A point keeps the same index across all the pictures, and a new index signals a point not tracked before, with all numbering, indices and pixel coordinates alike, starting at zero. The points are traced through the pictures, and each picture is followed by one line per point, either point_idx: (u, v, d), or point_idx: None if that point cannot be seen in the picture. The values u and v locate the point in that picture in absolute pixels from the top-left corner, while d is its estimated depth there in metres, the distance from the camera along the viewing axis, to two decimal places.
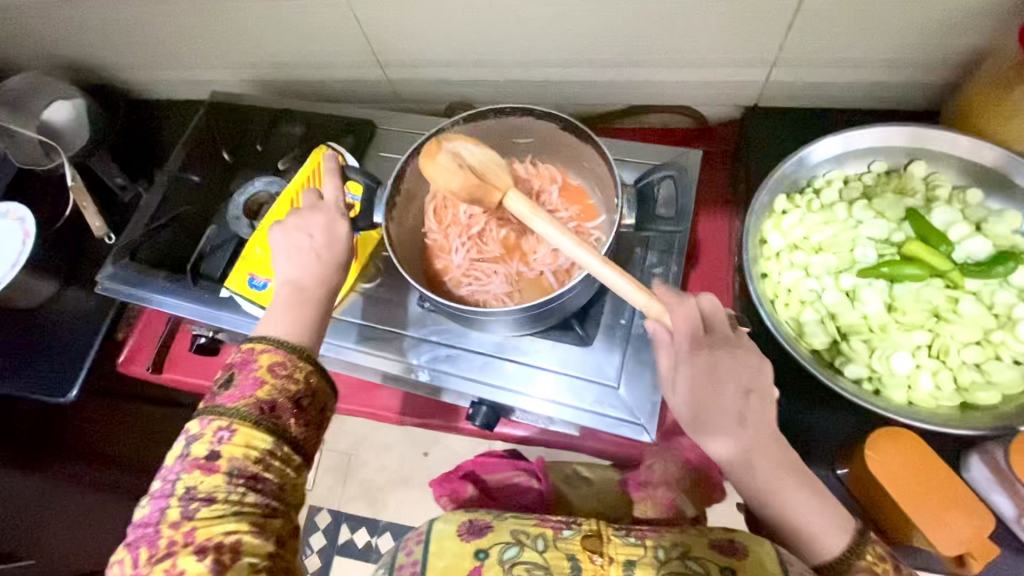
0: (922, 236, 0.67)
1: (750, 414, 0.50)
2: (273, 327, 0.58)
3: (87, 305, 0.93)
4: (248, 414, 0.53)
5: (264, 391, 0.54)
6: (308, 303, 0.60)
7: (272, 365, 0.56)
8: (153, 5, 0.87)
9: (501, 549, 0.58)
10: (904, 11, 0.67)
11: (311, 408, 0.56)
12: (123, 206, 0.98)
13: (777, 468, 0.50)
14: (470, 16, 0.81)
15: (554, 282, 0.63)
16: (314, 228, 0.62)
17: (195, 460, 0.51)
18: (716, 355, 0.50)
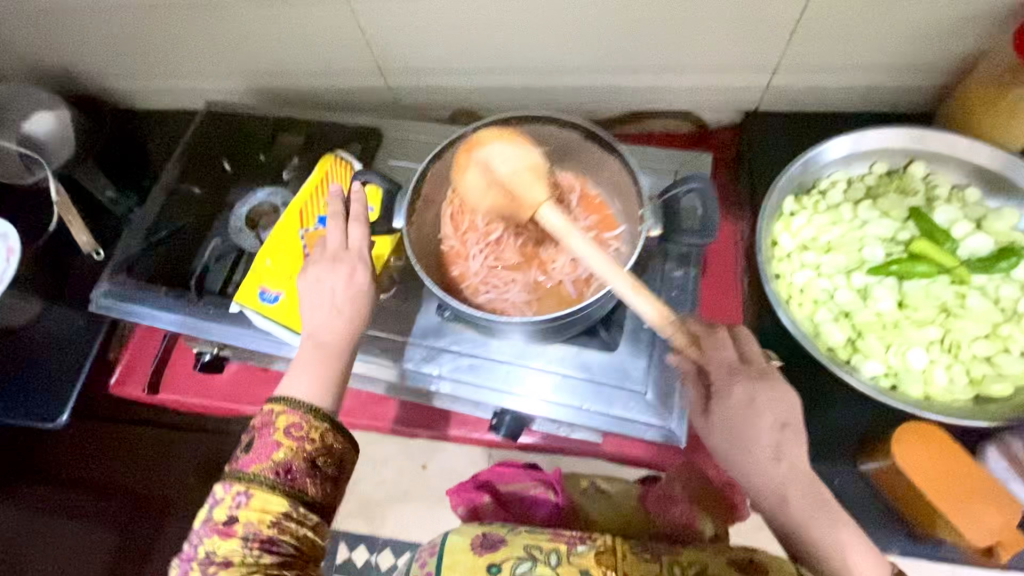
0: (929, 234, 0.68)
1: (787, 448, 0.48)
2: (295, 387, 0.57)
3: (74, 325, 0.88)
4: (265, 478, 0.52)
5: (280, 454, 0.53)
6: (329, 356, 0.58)
7: (288, 426, 0.55)
8: (144, 12, 0.84)
9: (513, 564, 0.64)
10: (903, 16, 0.69)
11: (327, 467, 0.55)
12: (113, 221, 0.94)
13: (818, 503, 0.47)
14: (474, 23, 0.81)
15: (574, 292, 0.61)
16: (335, 279, 0.60)
17: (216, 525, 0.51)
18: (753, 388, 0.50)
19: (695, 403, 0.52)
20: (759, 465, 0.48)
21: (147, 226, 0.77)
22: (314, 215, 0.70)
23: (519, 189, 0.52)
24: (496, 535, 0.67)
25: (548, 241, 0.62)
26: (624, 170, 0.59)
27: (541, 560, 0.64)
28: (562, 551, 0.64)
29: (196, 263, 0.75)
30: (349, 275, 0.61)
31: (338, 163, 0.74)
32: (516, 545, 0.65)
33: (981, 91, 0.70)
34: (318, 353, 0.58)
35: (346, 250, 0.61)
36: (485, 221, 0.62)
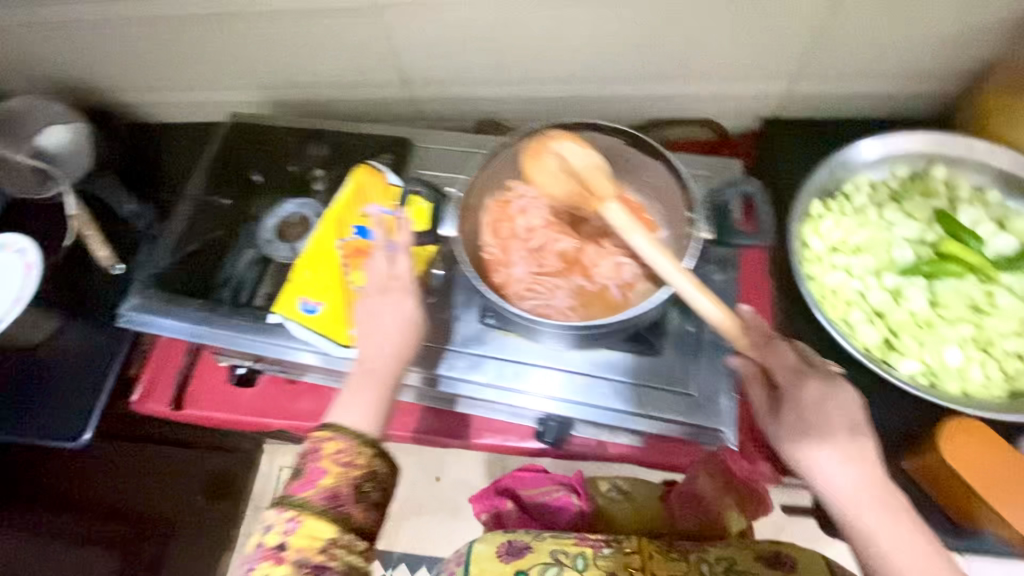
0: (956, 235, 0.70)
1: (862, 452, 0.48)
2: (346, 413, 0.55)
3: (94, 340, 0.85)
4: (313, 505, 0.51)
5: (327, 481, 0.51)
6: (378, 380, 0.57)
7: (335, 452, 0.52)
8: (168, 24, 0.84)
9: (541, 569, 0.66)
10: (926, 24, 0.71)
11: (374, 493, 0.53)
12: (130, 235, 0.91)
13: (885, 510, 0.46)
14: (501, 34, 0.82)
15: (619, 297, 0.61)
16: (386, 309, 0.59)
17: (266, 551, 0.50)
18: (825, 388, 0.50)
19: (761, 406, 0.52)
20: (825, 470, 0.48)
21: (175, 238, 0.77)
22: (350, 226, 0.70)
23: (593, 178, 0.57)
24: (521, 541, 0.69)
25: (589, 246, 0.63)
26: (667, 172, 0.60)
27: (568, 565, 0.66)
28: (588, 554, 0.67)
29: (221, 275, 0.76)
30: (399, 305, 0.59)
31: (371, 173, 0.73)
32: (542, 551, 0.67)
33: (1000, 95, 0.72)
34: (368, 378, 0.57)
35: (394, 280, 0.60)
36: (526, 228, 0.64)
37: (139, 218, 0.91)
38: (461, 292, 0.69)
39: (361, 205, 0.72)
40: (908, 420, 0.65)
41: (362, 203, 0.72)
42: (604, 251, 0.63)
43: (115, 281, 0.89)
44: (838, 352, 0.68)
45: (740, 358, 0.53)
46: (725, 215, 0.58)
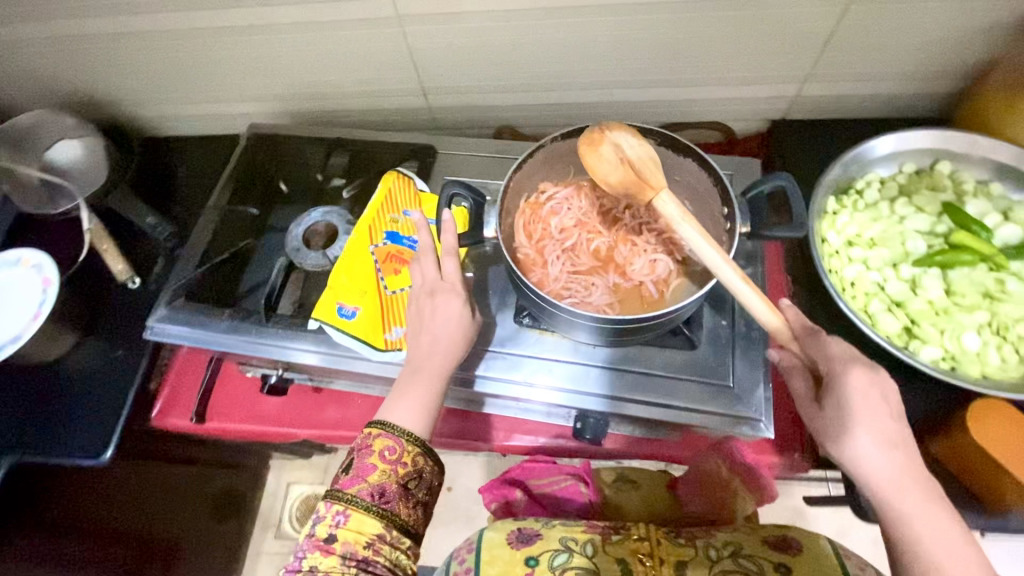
0: (966, 226, 0.73)
1: (905, 438, 0.50)
2: (397, 414, 0.57)
3: (114, 355, 0.84)
4: (361, 499, 0.53)
5: (375, 478, 0.54)
6: (430, 380, 0.59)
7: (384, 449, 0.55)
8: (184, 38, 0.83)
9: (551, 556, 0.68)
10: (930, 28, 0.75)
11: (418, 490, 0.55)
12: (149, 249, 0.91)
13: (917, 493, 0.48)
14: (522, 42, 0.83)
15: (650, 293, 0.62)
16: (436, 309, 0.61)
17: (315, 542, 0.52)
18: (875, 376, 0.52)
19: (803, 396, 0.56)
20: (859, 456, 0.50)
21: (202, 246, 0.78)
22: (381, 231, 0.71)
23: (647, 169, 0.56)
24: (531, 529, 0.72)
25: (623, 244, 0.64)
26: (700, 170, 0.60)
27: (579, 552, 0.69)
28: (597, 541, 0.70)
29: (243, 285, 0.77)
30: (447, 306, 0.62)
31: (400, 180, 0.75)
32: (551, 539, 0.70)
33: (999, 94, 0.76)
34: (420, 379, 0.59)
35: (443, 281, 0.62)
36: (559, 227, 0.65)
37: (160, 232, 0.89)
38: (494, 294, 0.70)
39: (392, 211, 0.72)
40: (927, 407, 0.67)
41: (393, 209, 0.72)
42: (635, 248, 0.64)
43: (136, 295, 0.88)
44: (861, 341, 0.71)
45: (781, 352, 0.57)
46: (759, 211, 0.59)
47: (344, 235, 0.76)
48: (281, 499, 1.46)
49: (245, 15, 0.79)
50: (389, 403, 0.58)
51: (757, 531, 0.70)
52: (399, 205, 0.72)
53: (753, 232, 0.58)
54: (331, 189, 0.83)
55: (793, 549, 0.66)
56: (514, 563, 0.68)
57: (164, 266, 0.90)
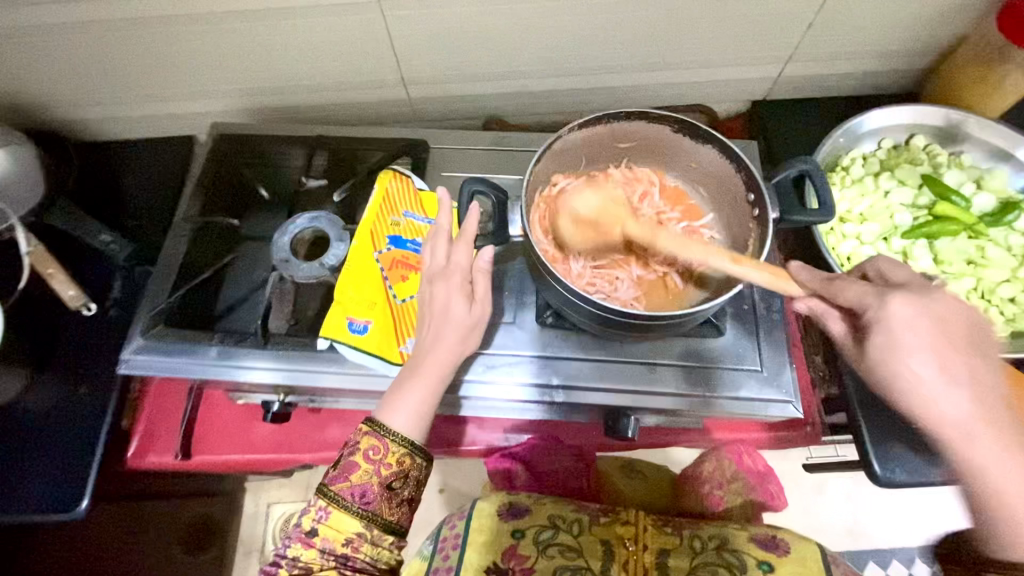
0: (947, 197, 0.77)
1: (970, 371, 0.47)
2: (395, 415, 0.55)
3: (76, 394, 0.76)
4: (342, 497, 0.53)
5: (358, 478, 0.54)
6: (432, 377, 0.56)
7: (368, 449, 0.54)
8: (126, 31, 0.72)
9: (536, 532, 0.74)
10: (908, 6, 0.77)
11: (402, 490, 0.55)
12: (101, 269, 0.82)
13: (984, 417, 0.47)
14: (513, 28, 0.78)
15: (670, 285, 0.62)
16: (436, 300, 0.58)
17: (298, 533, 0.54)
18: (927, 304, 0.48)
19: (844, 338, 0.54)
20: (927, 396, 0.48)
21: (176, 267, 0.71)
22: (384, 236, 0.66)
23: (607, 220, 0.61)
24: (521, 506, 0.77)
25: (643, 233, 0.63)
26: (723, 158, 0.59)
27: (564, 529, 0.74)
28: (584, 521, 0.75)
29: (222, 303, 0.70)
30: (447, 296, 0.57)
31: (397, 179, 0.69)
32: (540, 516, 0.75)
33: (969, 68, 0.80)
34: (418, 378, 0.56)
35: (448, 269, 0.58)
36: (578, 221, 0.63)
37: (115, 250, 0.80)
38: (510, 294, 0.67)
39: (391, 213, 0.67)
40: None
41: (393, 211, 0.67)
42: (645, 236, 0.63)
43: (94, 324, 0.79)
44: None
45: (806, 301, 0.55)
46: (787, 195, 0.59)
47: (338, 243, 0.69)
48: (263, 522, 1.36)
49: (204, 5, 0.70)
50: (391, 406, 0.55)
51: (747, 530, 0.75)
52: (399, 207, 0.68)
53: (784, 217, 0.57)
54: (307, 190, 0.75)
55: (778, 549, 0.71)
56: (501, 533, 0.74)
57: (124, 289, 0.82)
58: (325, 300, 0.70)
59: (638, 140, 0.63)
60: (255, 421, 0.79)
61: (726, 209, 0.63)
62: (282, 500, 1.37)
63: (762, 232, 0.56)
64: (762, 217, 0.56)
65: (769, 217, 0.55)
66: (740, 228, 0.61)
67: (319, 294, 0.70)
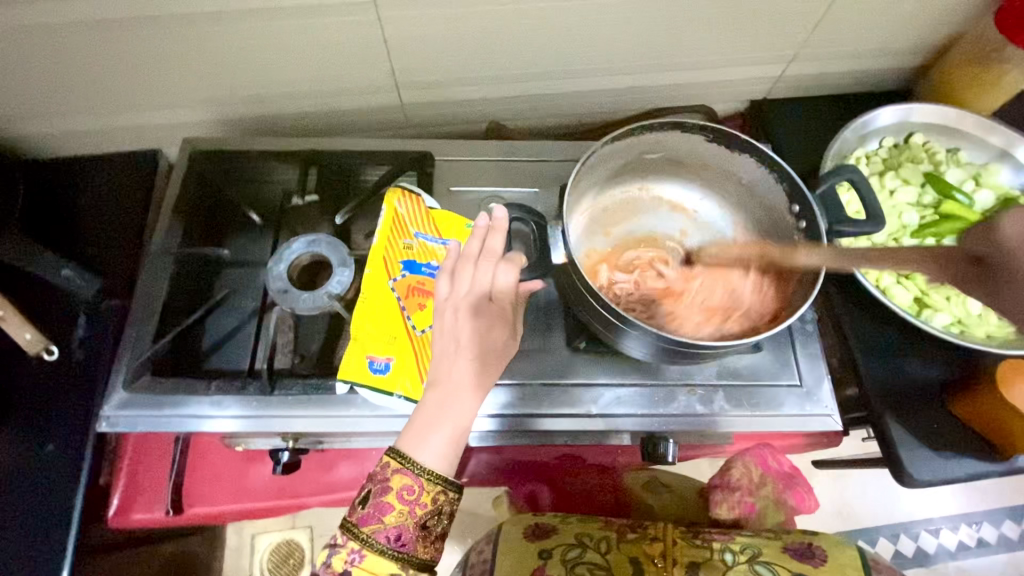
0: (950, 195, 0.79)
1: None
2: (426, 450, 0.49)
3: (44, 451, 0.68)
4: (376, 540, 0.48)
5: (392, 519, 0.48)
6: (464, 408, 0.50)
7: (402, 489, 0.48)
8: (70, 35, 0.63)
9: (564, 551, 0.70)
10: (910, 4, 0.77)
11: (437, 528, 0.50)
12: (60, 307, 0.73)
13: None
14: (520, 27, 0.72)
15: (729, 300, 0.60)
16: (461, 329, 0.52)
17: (330, 572, 0.48)
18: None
19: None
20: None
21: (157, 306, 0.63)
22: (397, 261, 0.62)
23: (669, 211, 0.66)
24: (548, 524, 0.75)
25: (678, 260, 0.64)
26: (761, 166, 0.59)
27: (592, 547, 0.71)
28: (612, 538, 0.72)
29: (210, 337, 0.64)
30: (478, 323, 0.52)
31: (405, 197, 0.64)
32: (567, 535, 0.73)
33: (966, 66, 0.81)
34: (448, 409, 0.50)
35: (475, 296, 0.53)
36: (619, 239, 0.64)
37: (80, 285, 0.73)
38: (536, 317, 0.64)
39: (403, 234, 0.62)
40: (930, 373, 0.73)
41: (407, 232, 0.63)
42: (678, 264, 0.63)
43: (57, 371, 0.71)
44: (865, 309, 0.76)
45: None
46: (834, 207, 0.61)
47: (342, 269, 0.62)
48: (249, 556, 1.14)
49: (168, 6, 0.61)
50: (417, 436, 0.49)
51: (781, 539, 0.73)
52: (413, 229, 0.63)
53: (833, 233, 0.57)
54: (298, 208, 0.69)
55: (814, 558, 0.69)
56: (528, 554, 0.70)
57: (90, 326, 0.73)
58: (328, 333, 0.64)
59: (666, 148, 0.61)
60: (252, 465, 0.75)
61: (759, 213, 0.63)
62: (269, 527, 1.16)
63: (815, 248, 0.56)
64: (811, 227, 0.56)
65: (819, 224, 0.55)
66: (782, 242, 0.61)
67: (320, 328, 0.63)
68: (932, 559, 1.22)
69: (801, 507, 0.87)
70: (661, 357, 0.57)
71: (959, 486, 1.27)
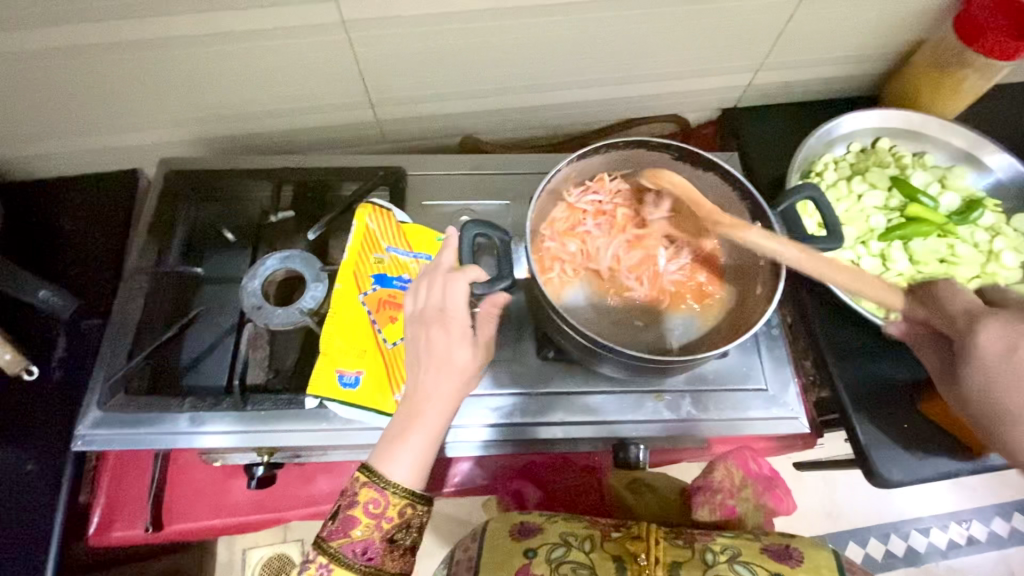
0: (915, 198, 0.80)
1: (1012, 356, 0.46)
2: (393, 467, 0.50)
3: (23, 472, 0.68)
4: (343, 554, 0.49)
5: (359, 533, 0.50)
6: (434, 423, 0.51)
7: (368, 504, 0.49)
8: (42, 61, 0.64)
9: (548, 550, 0.69)
10: (869, 14, 0.79)
11: (405, 540, 0.51)
12: (40, 328, 0.74)
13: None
14: (488, 45, 0.73)
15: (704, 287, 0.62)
16: (429, 345, 0.53)
17: None
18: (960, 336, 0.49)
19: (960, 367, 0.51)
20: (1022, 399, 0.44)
21: (134, 324, 0.64)
22: (368, 276, 0.63)
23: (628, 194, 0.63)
24: (533, 523, 0.73)
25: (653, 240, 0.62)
26: (724, 183, 0.61)
27: (576, 546, 0.69)
28: (596, 537, 0.71)
29: (185, 356, 0.64)
30: (445, 340, 0.53)
31: (376, 213, 0.65)
32: (552, 534, 0.71)
33: (928, 72, 0.83)
34: (416, 426, 0.51)
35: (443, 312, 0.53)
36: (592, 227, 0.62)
37: (55, 305, 0.72)
38: (507, 327, 0.65)
39: (374, 249, 0.64)
40: (899, 373, 0.74)
41: (376, 248, 0.64)
42: (651, 289, 0.61)
43: (37, 391, 0.71)
44: (833, 310, 0.77)
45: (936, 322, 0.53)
46: (793, 223, 0.62)
47: (315, 285, 0.63)
48: (239, 571, 1.14)
49: (141, 29, 0.62)
50: (390, 456, 0.50)
51: (759, 541, 0.71)
52: (383, 244, 0.64)
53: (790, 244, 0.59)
54: (275, 223, 0.71)
55: (792, 560, 0.68)
56: (513, 553, 0.69)
57: (69, 347, 0.74)
58: (302, 349, 0.64)
59: (636, 166, 0.63)
60: (231, 481, 0.75)
61: None
62: (259, 541, 1.15)
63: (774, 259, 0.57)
64: None
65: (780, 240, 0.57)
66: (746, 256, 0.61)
67: (293, 345, 0.64)
68: (923, 558, 1.23)
69: (780, 508, 0.87)
70: (628, 371, 0.58)
71: (948, 485, 1.28)
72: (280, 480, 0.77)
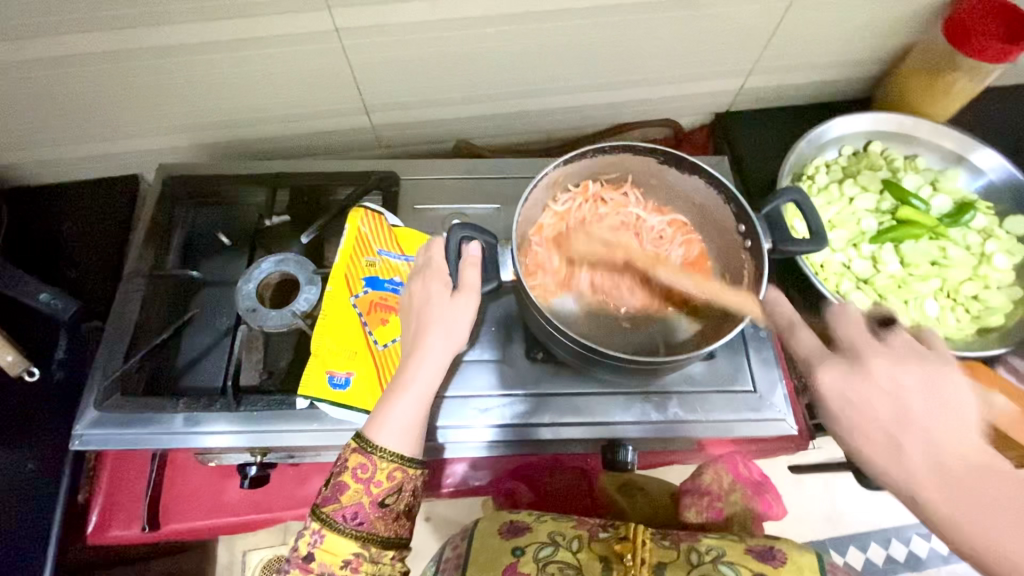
0: (907, 201, 0.80)
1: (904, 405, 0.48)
2: (384, 431, 0.52)
3: (23, 471, 0.69)
4: (334, 518, 0.51)
5: (349, 498, 0.51)
6: (425, 379, 0.55)
7: (357, 467, 0.51)
8: (43, 69, 0.65)
9: (535, 549, 0.70)
10: (858, 19, 0.79)
11: (397, 505, 0.53)
12: (42, 329, 0.76)
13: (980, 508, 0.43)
14: (481, 51, 0.75)
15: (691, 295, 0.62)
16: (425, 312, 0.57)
17: (296, 560, 0.51)
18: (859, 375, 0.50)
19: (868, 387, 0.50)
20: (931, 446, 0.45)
21: (131, 326, 0.65)
22: (359, 278, 0.64)
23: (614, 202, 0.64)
24: (522, 523, 0.74)
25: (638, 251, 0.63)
26: (710, 187, 0.61)
27: (564, 546, 0.70)
28: (585, 538, 0.71)
29: (183, 356, 0.66)
30: (440, 305, 0.57)
31: (368, 216, 0.66)
32: (540, 533, 0.72)
33: (919, 75, 0.83)
34: (408, 388, 0.54)
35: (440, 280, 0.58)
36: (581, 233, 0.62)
37: (57, 308, 0.72)
38: (497, 330, 0.66)
39: (365, 253, 0.65)
40: None
41: (367, 252, 0.65)
42: (639, 297, 0.62)
43: (38, 391, 0.73)
44: None
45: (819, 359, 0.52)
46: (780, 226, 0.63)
47: (309, 287, 0.64)
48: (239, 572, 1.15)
49: (140, 38, 0.64)
50: (378, 422, 0.52)
51: (745, 542, 0.71)
52: (374, 248, 0.65)
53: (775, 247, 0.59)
54: (270, 228, 0.71)
55: (774, 561, 0.67)
56: (502, 551, 0.70)
57: (69, 347, 0.76)
58: (296, 350, 0.65)
59: (622, 171, 0.64)
60: (226, 481, 0.76)
61: (711, 231, 0.64)
62: (259, 544, 1.15)
63: (757, 262, 0.58)
64: (756, 247, 0.58)
65: (763, 244, 0.57)
66: (732, 259, 0.62)
67: (287, 346, 0.65)
68: (924, 563, 1.22)
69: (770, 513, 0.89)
70: (614, 371, 0.58)
71: None
72: (274, 480, 0.78)
